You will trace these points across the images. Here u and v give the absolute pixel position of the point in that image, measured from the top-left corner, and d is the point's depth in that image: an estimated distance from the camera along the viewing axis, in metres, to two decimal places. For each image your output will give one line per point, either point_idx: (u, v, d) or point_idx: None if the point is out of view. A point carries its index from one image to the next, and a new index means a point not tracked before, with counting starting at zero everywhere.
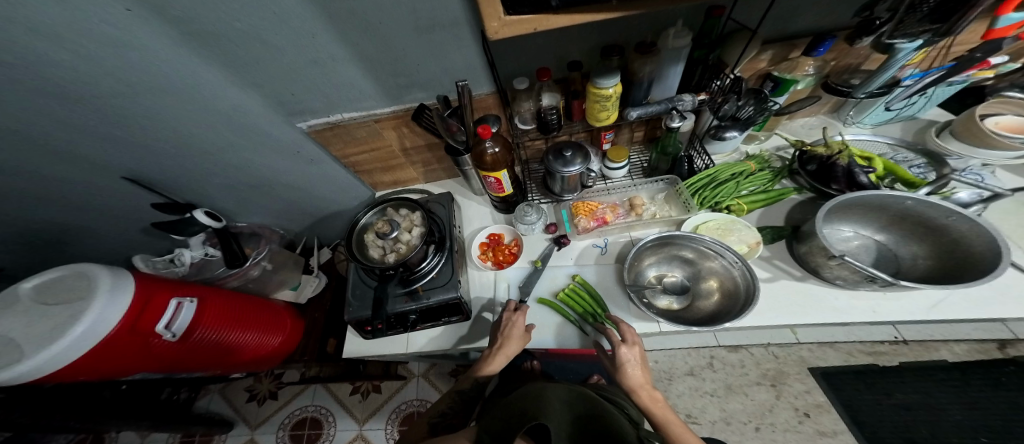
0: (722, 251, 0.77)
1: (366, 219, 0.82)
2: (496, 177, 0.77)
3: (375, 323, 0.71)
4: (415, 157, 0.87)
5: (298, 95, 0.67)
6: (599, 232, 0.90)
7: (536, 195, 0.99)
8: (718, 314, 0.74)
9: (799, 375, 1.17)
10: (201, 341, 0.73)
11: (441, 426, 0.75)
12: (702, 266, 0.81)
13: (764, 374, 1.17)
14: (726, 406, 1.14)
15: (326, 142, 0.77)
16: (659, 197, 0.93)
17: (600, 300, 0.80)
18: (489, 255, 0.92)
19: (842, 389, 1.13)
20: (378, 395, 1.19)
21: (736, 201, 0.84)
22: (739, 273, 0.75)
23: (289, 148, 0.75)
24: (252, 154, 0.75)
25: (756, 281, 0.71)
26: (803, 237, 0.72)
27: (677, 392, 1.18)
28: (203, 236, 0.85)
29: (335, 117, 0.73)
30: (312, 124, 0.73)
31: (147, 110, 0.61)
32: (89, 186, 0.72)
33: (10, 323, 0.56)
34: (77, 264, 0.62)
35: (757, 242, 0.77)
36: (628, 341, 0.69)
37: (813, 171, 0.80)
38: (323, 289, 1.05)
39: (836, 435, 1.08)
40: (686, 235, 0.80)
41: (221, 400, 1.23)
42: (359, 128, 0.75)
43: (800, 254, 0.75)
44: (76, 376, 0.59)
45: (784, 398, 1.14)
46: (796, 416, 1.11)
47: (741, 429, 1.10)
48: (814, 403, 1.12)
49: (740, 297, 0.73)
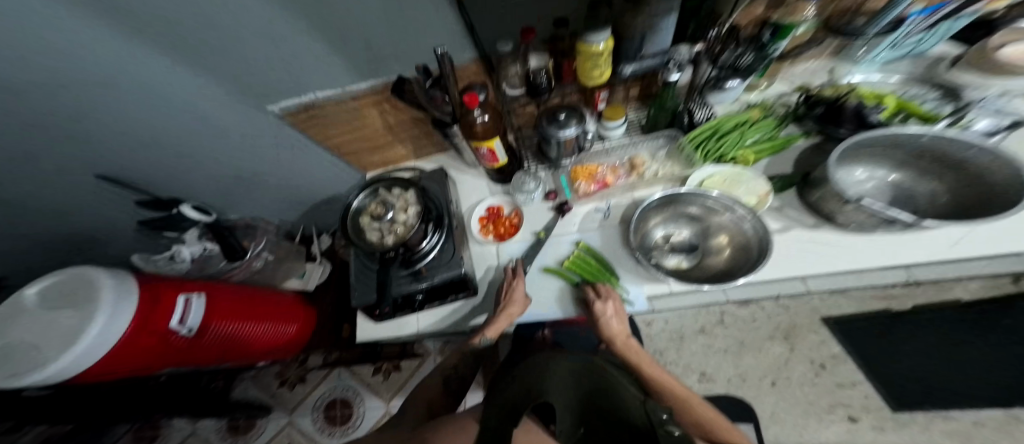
0: (730, 203, 0.73)
1: (359, 202, 0.81)
2: (488, 148, 0.75)
3: (382, 308, 0.77)
4: (401, 134, 0.84)
5: (260, 74, 0.62)
6: (600, 197, 0.89)
7: (532, 163, 0.98)
8: (730, 271, 0.72)
9: (812, 326, 1.15)
10: (217, 334, 0.75)
11: (454, 378, 0.78)
12: (711, 222, 0.79)
13: (777, 328, 1.16)
14: (741, 362, 1.14)
15: (303, 125, 0.74)
16: (660, 154, 0.91)
17: (607, 263, 0.80)
18: (490, 229, 0.91)
19: (855, 337, 1.12)
20: (399, 373, 1.22)
21: (742, 151, 0.80)
22: (749, 225, 0.73)
23: (266, 132, 0.74)
24: (223, 135, 0.71)
25: (767, 234, 0.69)
26: (815, 183, 0.69)
27: (690, 351, 1.19)
28: (197, 231, 0.81)
29: (307, 98, 0.69)
30: (283, 106, 0.69)
31: (111, 102, 0.59)
32: (70, 192, 0.71)
33: (30, 329, 0.56)
34: (74, 268, 0.60)
35: (767, 192, 0.74)
36: (602, 296, 0.76)
37: (821, 115, 0.77)
38: (329, 275, 1.07)
39: (856, 385, 1.08)
40: (692, 192, 0.77)
41: (255, 387, 1.24)
42: (337, 108, 0.72)
43: (812, 202, 0.72)
44: (108, 373, 0.61)
45: (800, 351, 1.13)
46: (813, 369, 1.11)
47: (758, 385, 1.12)
48: (830, 355, 1.12)
49: (752, 252, 0.71)
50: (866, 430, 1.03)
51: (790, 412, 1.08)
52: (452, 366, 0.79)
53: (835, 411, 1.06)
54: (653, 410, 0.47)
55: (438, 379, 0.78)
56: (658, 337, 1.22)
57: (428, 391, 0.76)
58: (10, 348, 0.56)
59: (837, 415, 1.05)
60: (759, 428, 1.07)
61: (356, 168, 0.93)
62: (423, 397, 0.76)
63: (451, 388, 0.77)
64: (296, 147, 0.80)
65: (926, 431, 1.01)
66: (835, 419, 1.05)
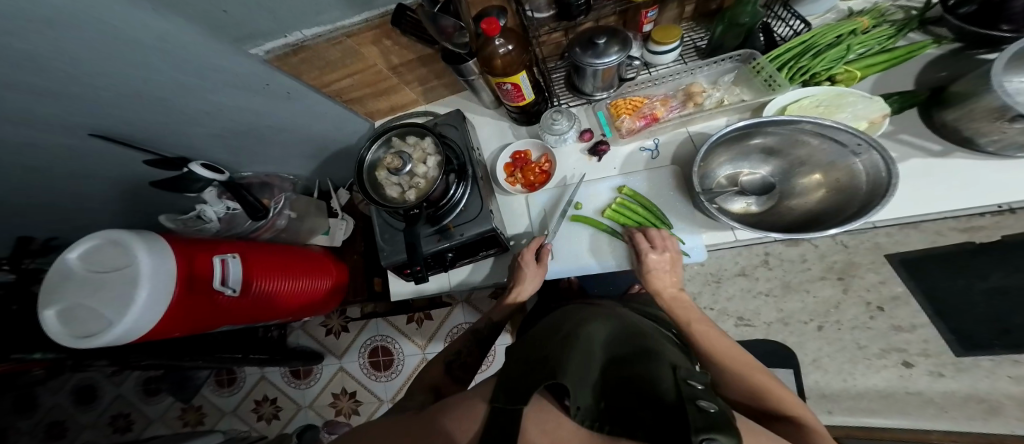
0: (846, 134, 0.67)
1: (373, 155, 0.74)
2: (513, 83, 0.69)
3: (415, 267, 0.66)
4: (408, 75, 0.78)
5: (234, 12, 0.49)
6: (648, 134, 0.84)
7: (564, 98, 0.91)
8: (824, 213, 0.72)
9: (873, 265, 0.98)
10: (257, 291, 0.77)
11: (457, 363, 0.72)
12: (802, 160, 0.76)
13: (830, 267, 1.01)
14: (784, 306, 1.05)
15: (297, 72, 0.64)
16: (726, 80, 0.85)
17: (658, 211, 0.79)
18: (518, 177, 0.88)
19: (925, 275, 0.95)
20: (432, 321, 1.28)
21: (846, 67, 0.77)
22: (860, 161, 0.68)
23: (256, 82, 0.63)
24: (216, 93, 0.62)
25: (895, 165, 0.62)
26: (956, 100, 0.68)
27: (727, 295, 1.09)
28: (214, 190, 0.80)
29: (293, 37, 0.58)
30: (268, 50, 0.58)
31: (91, 76, 0.50)
32: (83, 168, 0.67)
33: (81, 294, 0.57)
34: (107, 233, 0.60)
35: (883, 116, 0.71)
36: (658, 248, 0.73)
37: (969, 15, 0.70)
38: (352, 231, 1.05)
39: (914, 329, 0.95)
40: (784, 120, 0.69)
41: (307, 336, 1.36)
42: (329, 49, 0.62)
43: (950, 122, 0.71)
44: (171, 333, 0.65)
45: (854, 292, 0.99)
46: (867, 311, 0.97)
47: (801, 329, 1.02)
48: (890, 296, 0.96)
49: (859, 191, 0.69)
50: (920, 375, 0.93)
51: (836, 358, 0.99)
52: (454, 351, 0.74)
53: (887, 356, 0.95)
54: (684, 380, 0.40)
55: (440, 365, 0.71)
56: (690, 282, 1.11)
57: (429, 374, 0.69)
58: (71, 312, 0.58)
59: (889, 360, 0.95)
60: (799, 373, 1.02)
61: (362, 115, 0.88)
62: (426, 382, 0.67)
63: (454, 374, 0.70)
64: (294, 97, 0.70)
65: (991, 375, 0.90)
66: (886, 364, 0.95)
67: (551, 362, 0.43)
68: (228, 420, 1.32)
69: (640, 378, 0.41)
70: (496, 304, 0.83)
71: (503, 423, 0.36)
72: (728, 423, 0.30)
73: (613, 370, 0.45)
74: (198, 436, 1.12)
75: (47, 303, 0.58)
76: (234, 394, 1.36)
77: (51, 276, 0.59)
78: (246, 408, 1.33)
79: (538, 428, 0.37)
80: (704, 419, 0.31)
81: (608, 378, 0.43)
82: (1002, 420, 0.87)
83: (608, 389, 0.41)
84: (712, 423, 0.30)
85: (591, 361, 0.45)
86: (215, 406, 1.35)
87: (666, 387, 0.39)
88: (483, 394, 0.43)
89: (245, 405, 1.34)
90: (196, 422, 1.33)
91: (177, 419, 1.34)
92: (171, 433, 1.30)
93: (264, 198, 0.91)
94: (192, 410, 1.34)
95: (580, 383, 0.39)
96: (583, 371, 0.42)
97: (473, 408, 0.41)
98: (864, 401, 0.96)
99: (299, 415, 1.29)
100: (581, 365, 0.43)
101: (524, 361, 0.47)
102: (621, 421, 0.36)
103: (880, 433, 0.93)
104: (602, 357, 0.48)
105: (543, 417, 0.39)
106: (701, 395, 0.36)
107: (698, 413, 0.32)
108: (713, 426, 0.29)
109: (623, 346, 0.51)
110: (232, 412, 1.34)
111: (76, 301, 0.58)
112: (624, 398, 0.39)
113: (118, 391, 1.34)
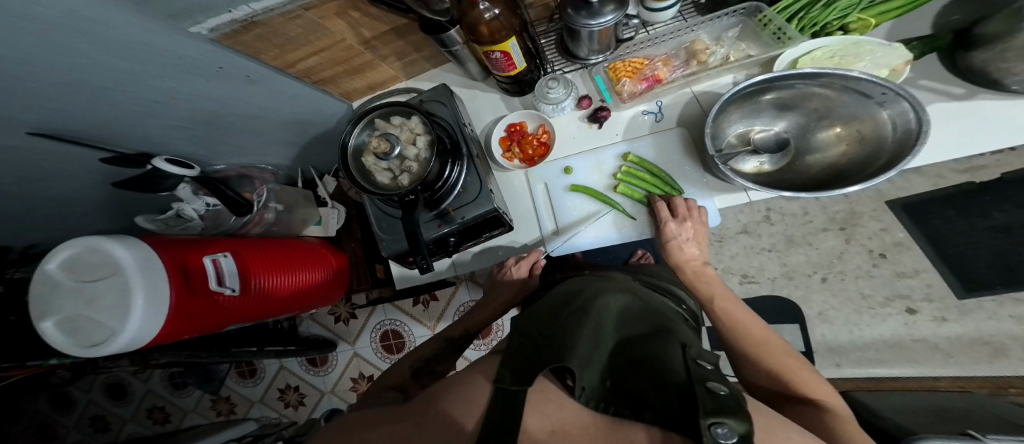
0: (870, 84, 0.62)
1: (356, 139, 0.68)
2: (503, 51, 0.64)
3: (419, 257, 0.62)
4: (383, 49, 0.73)
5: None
6: (650, 97, 0.79)
7: (558, 63, 0.84)
8: (846, 168, 0.68)
9: (875, 213, 0.91)
10: (258, 287, 0.75)
11: (426, 370, 0.68)
12: (822, 115, 0.70)
13: (832, 218, 0.95)
14: (788, 260, 1.00)
15: (256, 52, 0.59)
16: (730, 35, 0.77)
17: (664, 174, 0.77)
18: (515, 152, 0.83)
19: (927, 221, 0.87)
20: (439, 302, 1.27)
21: (860, 15, 0.70)
22: (887, 111, 0.64)
23: (209, 65, 0.56)
24: (180, 83, 0.57)
25: (926, 113, 0.58)
26: (983, 42, 0.61)
27: (731, 253, 1.03)
28: (189, 187, 0.76)
29: (241, 13, 0.50)
30: (214, 28, 0.51)
31: (44, 80, 0.45)
32: (54, 172, 0.63)
33: (73, 305, 0.56)
34: (82, 239, 0.56)
35: (906, 64, 0.66)
36: (679, 217, 0.71)
37: None
38: (346, 218, 1.02)
39: (918, 274, 0.89)
40: (805, 73, 0.64)
41: (316, 324, 1.36)
42: (287, 25, 0.55)
43: (976, 64, 0.64)
44: (179, 334, 0.64)
45: (855, 241, 0.93)
46: (870, 259, 0.92)
47: (806, 283, 0.98)
48: (893, 242, 0.90)
49: (884, 145, 0.65)
50: (924, 322, 0.89)
51: (842, 310, 0.96)
52: (425, 356, 0.70)
53: (891, 304, 0.91)
54: (693, 360, 0.38)
55: (408, 368, 0.68)
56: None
57: (393, 378, 0.65)
58: (71, 323, 0.56)
59: (892, 308, 0.91)
60: (806, 327, 0.99)
61: (338, 96, 0.85)
62: (389, 383, 0.63)
63: (423, 379, 0.66)
64: (256, 79, 0.64)
65: (994, 316, 0.84)
66: (891, 312, 0.92)
67: (558, 340, 0.40)
68: (258, 408, 1.36)
69: (649, 358, 0.39)
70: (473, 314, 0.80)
71: (502, 404, 0.33)
72: (739, 406, 0.27)
73: (623, 350, 0.42)
74: (232, 426, 1.18)
75: (43, 314, 0.56)
76: (256, 384, 1.37)
77: (37, 288, 0.56)
78: (272, 397, 1.36)
79: (540, 413, 0.34)
80: (711, 402, 0.28)
81: (617, 358, 0.41)
82: (1007, 362, 0.83)
83: (619, 372, 0.38)
84: (721, 406, 0.27)
85: (603, 339, 0.43)
86: (242, 396, 1.37)
87: (675, 368, 0.36)
88: (484, 374, 0.41)
89: (271, 394, 1.36)
90: (228, 412, 1.37)
91: (209, 409, 1.37)
92: (207, 422, 1.34)
93: (246, 192, 0.88)
94: (221, 400, 1.37)
95: (586, 361, 0.36)
96: (590, 350, 0.39)
97: (473, 389, 0.39)
98: (871, 352, 0.93)
99: (323, 400, 1.33)
100: (589, 346, 0.39)
101: (530, 339, 0.44)
102: (626, 402, 0.34)
103: (891, 382, 0.89)
104: (614, 334, 0.45)
105: (543, 399, 0.35)
106: (710, 376, 0.34)
107: (707, 395, 0.29)
108: (721, 409, 0.26)
109: (635, 325, 0.48)
110: (260, 400, 1.37)
111: (71, 311, 0.56)
112: (631, 377, 0.37)
113: (146, 387, 1.37)
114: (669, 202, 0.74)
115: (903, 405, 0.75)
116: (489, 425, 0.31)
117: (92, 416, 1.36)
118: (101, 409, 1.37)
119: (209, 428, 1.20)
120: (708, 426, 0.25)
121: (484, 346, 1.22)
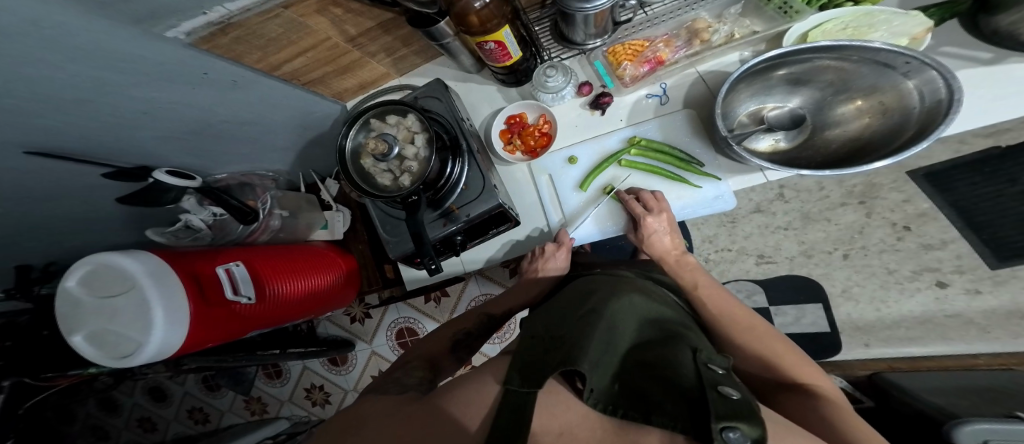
0: (890, 54, 0.57)
1: (351, 140, 0.67)
2: (497, 41, 0.63)
3: (426, 259, 0.61)
4: (370, 46, 0.72)
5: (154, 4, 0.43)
6: (653, 79, 0.76)
7: (554, 51, 0.81)
8: (869, 142, 0.64)
9: (895, 184, 0.84)
10: (273, 294, 0.76)
11: (464, 344, 0.67)
12: (844, 90, 0.66)
13: (851, 191, 0.88)
14: (805, 238, 0.96)
15: (239, 55, 0.58)
16: (733, 11, 0.72)
17: (677, 152, 0.75)
18: (516, 144, 0.82)
19: (953, 189, 0.78)
20: (449, 297, 1.27)
21: None
22: (913, 81, 0.59)
23: (192, 72, 0.56)
24: (164, 90, 0.57)
25: (956, 79, 0.53)
26: (1010, 5, 0.56)
27: (744, 233, 1.01)
28: (193, 198, 0.76)
29: (217, 14, 0.49)
30: (189, 31, 0.50)
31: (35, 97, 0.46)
32: (65, 189, 0.64)
33: (97, 319, 0.57)
34: (98, 256, 0.57)
35: (926, 31, 0.61)
36: (654, 211, 0.72)
37: None
38: (352, 220, 1.03)
39: (946, 245, 0.81)
40: (817, 46, 0.60)
41: (333, 325, 1.37)
42: (265, 25, 0.54)
43: (1004, 28, 0.59)
44: (203, 343, 0.65)
45: (876, 215, 0.87)
46: (893, 233, 0.86)
47: (826, 259, 0.95)
48: (916, 213, 0.83)
49: (911, 116, 0.60)
50: (956, 294, 0.81)
51: (867, 286, 0.91)
52: (464, 329, 0.69)
53: (920, 278, 0.85)
54: (705, 365, 0.36)
55: (444, 340, 0.66)
56: (705, 225, 1.04)
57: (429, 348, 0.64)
58: (98, 336, 0.58)
59: (921, 281, 0.84)
60: (829, 307, 0.97)
61: (330, 96, 0.85)
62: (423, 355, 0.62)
63: (458, 353, 0.65)
64: (242, 83, 0.64)
65: None
66: (919, 287, 0.85)
67: (568, 343, 0.39)
68: (288, 407, 1.40)
69: (659, 361, 0.37)
70: (508, 296, 0.78)
71: (512, 406, 0.32)
72: (754, 412, 0.26)
73: (635, 353, 0.41)
74: (264, 425, 1.20)
75: (72, 329, 0.58)
76: (283, 384, 1.41)
77: (63, 304, 0.58)
78: (299, 396, 1.39)
79: (546, 411, 0.32)
80: (725, 407, 0.26)
81: (629, 362, 0.40)
82: None
83: (628, 375, 0.37)
84: (735, 411, 0.26)
85: (613, 341, 0.41)
86: (271, 396, 1.41)
87: (686, 372, 0.35)
88: (496, 375, 0.40)
89: (298, 392, 1.39)
90: (261, 411, 1.41)
91: (243, 409, 1.42)
92: (243, 422, 1.39)
93: (249, 200, 0.88)
94: (254, 400, 1.42)
95: (596, 364, 0.35)
96: (602, 354, 0.38)
97: (483, 391, 0.38)
98: (902, 329, 0.87)
99: (348, 397, 1.36)
100: (598, 350, 0.38)
101: (541, 341, 0.42)
102: (636, 405, 0.31)
103: (921, 362, 0.81)
104: (626, 337, 0.44)
105: (553, 400, 0.34)
106: (724, 381, 0.32)
107: (719, 400, 0.28)
108: (735, 414, 0.25)
109: (648, 329, 0.47)
110: (289, 399, 1.40)
111: (96, 323, 0.57)
112: (642, 380, 0.35)
113: (183, 389, 1.43)
114: (639, 197, 0.76)
115: (941, 385, 0.71)
116: (498, 425, 0.30)
117: (139, 416, 1.43)
118: (146, 411, 1.43)
119: (247, 426, 1.25)
120: (720, 430, 0.23)
121: (498, 339, 1.20)
